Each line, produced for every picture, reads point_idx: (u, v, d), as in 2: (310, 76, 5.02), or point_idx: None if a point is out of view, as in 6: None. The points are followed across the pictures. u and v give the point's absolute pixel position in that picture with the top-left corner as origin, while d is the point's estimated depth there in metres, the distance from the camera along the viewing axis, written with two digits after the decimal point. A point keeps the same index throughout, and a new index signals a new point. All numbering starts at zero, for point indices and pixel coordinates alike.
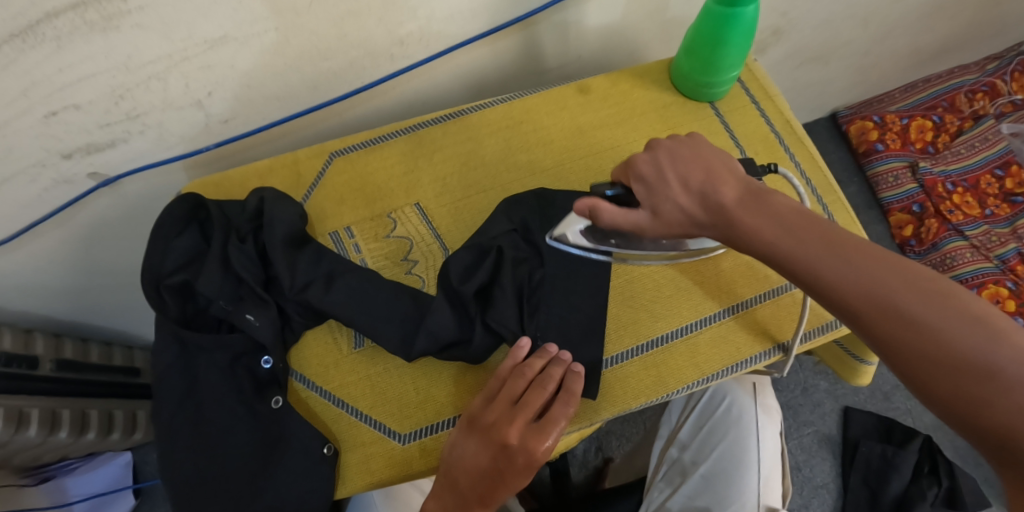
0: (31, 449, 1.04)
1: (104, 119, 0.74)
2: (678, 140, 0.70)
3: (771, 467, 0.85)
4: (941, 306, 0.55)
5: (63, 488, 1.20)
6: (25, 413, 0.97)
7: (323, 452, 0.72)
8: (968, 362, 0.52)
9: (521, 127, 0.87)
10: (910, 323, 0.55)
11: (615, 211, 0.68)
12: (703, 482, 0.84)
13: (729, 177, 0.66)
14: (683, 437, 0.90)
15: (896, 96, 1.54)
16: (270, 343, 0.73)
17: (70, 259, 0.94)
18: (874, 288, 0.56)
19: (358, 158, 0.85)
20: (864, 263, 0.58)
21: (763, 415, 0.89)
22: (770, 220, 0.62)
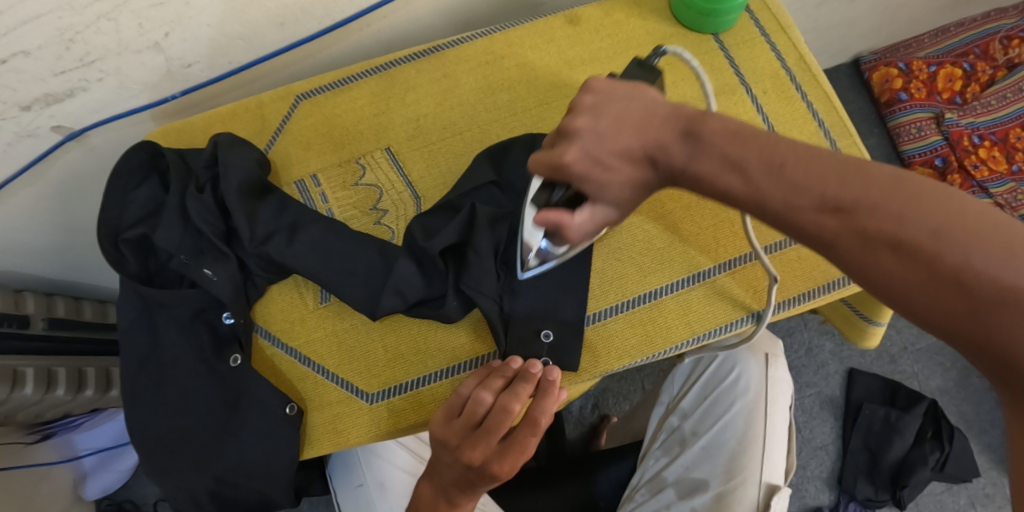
0: (30, 408, 0.99)
1: (58, 66, 0.69)
2: (586, 103, 0.59)
3: (780, 444, 0.74)
4: (924, 208, 0.47)
5: (71, 444, 1.18)
6: (21, 372, 0.93)
7: (285, 412, 0.69)
8: (955, 278, 0.45)
9: (503, 63, 0.81)
10: (891, 242, 0.48)
11: (585, 221, 0.60)
12: (701, 453, 0.77)
13: (663, 124, 0.57)
14: (685, 405, 0.83)
15: (925, 41, 1.43)
16: (229, 299, 0.69)
17: (47, 217, 0.90)
18: (843, 206, 0.49)
19: (326, 100, 0.79)
20: (827, 178, 0.50)
21: (775, 385, 0.78)
22: (712, 160, 0.54)
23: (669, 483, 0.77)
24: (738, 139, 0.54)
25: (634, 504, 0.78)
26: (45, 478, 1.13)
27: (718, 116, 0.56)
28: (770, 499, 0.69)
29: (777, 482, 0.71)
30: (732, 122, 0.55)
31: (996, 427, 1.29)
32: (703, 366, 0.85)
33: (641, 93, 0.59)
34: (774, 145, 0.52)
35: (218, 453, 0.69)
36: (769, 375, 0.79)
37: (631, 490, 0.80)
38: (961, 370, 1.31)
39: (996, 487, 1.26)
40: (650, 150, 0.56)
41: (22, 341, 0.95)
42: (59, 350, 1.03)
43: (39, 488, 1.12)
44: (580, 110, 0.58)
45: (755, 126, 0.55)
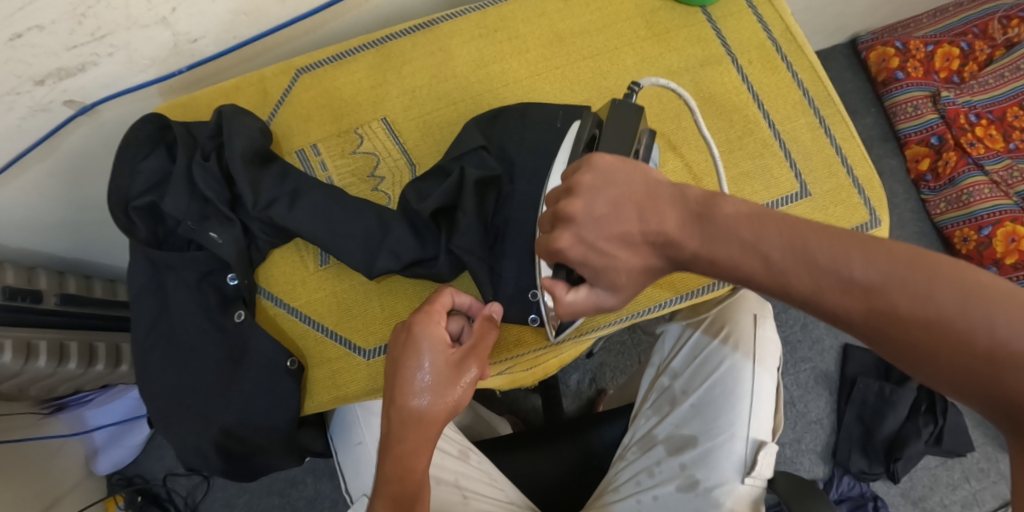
0: (44, 381, 1.04)
1: (70, 40, 0.71)
2: (585, 184, 0.56)
3: (767, 401, 0.76)
4: (946, 283, 0.47)
5: (81, 418, 1.21)
6: (33, 344, 0.97)
7: (287, 366, 0.74)
8: (987, 349, 0.46)
9: (496, 36, 0.83)
10: (917, 320, 0.48)
11: (576, 299, 0.60)
12: (691, 411, 0.79)
13: (670, 210, 0.55)
14: (675, 366, 0.84)
15: (923, 21, 1.47)
16: (234, 260, 0.73)
17: (61, 191, 0.93)
18: (869, 286, 0.49)
19: (325, 74, 0.82)
20: (850, 259, 0.50)
21: (764, 344, 0.79)
22: (730, 245, 0.53)
23: (660, 441, 0.79)
24: (754, 223, 0.52)
25: (624, 462, 0.80)
26: (59, 451, 1.17)
27: (731, 199, 0.54)
28: (758, 454, 0.73)
29: (764, 439, 0.74)
30: (741, 203, 0.54)
31: None
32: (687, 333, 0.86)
33: (642, 174, 0.56)
34: (792, 224, 0.51)
35: (225, 409, 0.73)
36: (758, 335, 0.80)
37: (622, 448, 0.82)
38: None
39: (991, 462, 1.29)
40: (652, 237, 0.55)
41: (36, 316, 0.98)
42: (75, 324, 1.06)
43: (54, 461, 1.16)
44: (578, 193, 0.56)
45: (766, 206, 0.54)
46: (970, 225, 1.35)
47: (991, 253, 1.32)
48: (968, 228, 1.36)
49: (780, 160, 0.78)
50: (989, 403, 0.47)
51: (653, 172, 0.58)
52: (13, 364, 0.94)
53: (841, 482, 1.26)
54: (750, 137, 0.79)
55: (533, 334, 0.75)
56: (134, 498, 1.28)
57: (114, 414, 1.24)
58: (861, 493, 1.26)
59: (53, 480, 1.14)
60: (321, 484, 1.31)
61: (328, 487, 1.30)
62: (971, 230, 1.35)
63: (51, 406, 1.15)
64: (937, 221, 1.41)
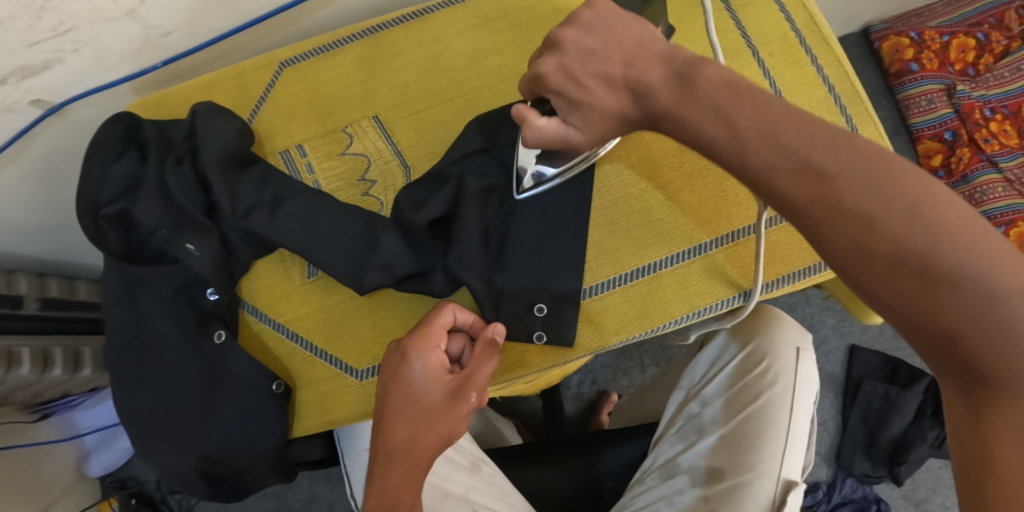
0: (28, 388, 0.98)
1: (31, 36, 0.65)
2: (581, 21, 0.56)
3: (801, 437, 0.72)
4: (935, 221, 0.44)
5: (72, 422, 1.15)
6: (16, 352, 0.91)
7: (272, 390, 0.68)
8: (923, 261, 0.43)
9: (496, 25, 0.77)
10: (889, 242, 0.44)
11: (548, 125, 0.58)
12: (719, 442, 0.74)
13: (654, 62, 0.54)
14: (707, 392, 0.79)
15: (937, 10, 1.40)
16: (210, 274, 0.67)
17: (35, 194, 0.86)
18: (824, 173, 0.46)
19: (309, 67, 0.76)
20: (814, 144, 0.47)
21: (805, 380, 0.74)
22: (698, 107, 0.51)
23: (683, 469, 0.75)
24: (731, 91, 0.51)
25: (643, 487, 0.77)
26: (48, 456, 1.12)
27: (719, 65, 0.53)
28: (787, 494, 0.68)
29: (794, 478, 0.69)
30: (728, 72, 0.52)
31: None
32: (727, 354, 0.81)
33: (637, 27, 0.55)
34: (766, 104, 0.49)
35: (207, 432, 0.67)
36: (799, 369, 0.75)
37: (643, 473, 0.79)
38: None
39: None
40: (631, 81, 0.54)
41: (18, 322, 0.92)
42: (55, 329, 1.00)
43: (45, 465, 1.11)
44: (571, 24, 0.56)
45: (749, 79, 0.51)
46: None
47: None
48: None
49: None
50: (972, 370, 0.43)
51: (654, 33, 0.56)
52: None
53: (844, 484, 1.22)
54: None
55: (536, 354, 0.70)
56: (128, 502, 1.22)
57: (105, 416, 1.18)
58: (864, 495, 1.22)
59: (44, 484, 1.08)
60: (317, 486, 1.23)
61: (325, 490, 1.23)
62: None
63: (40, 411, 1.09)
64: None
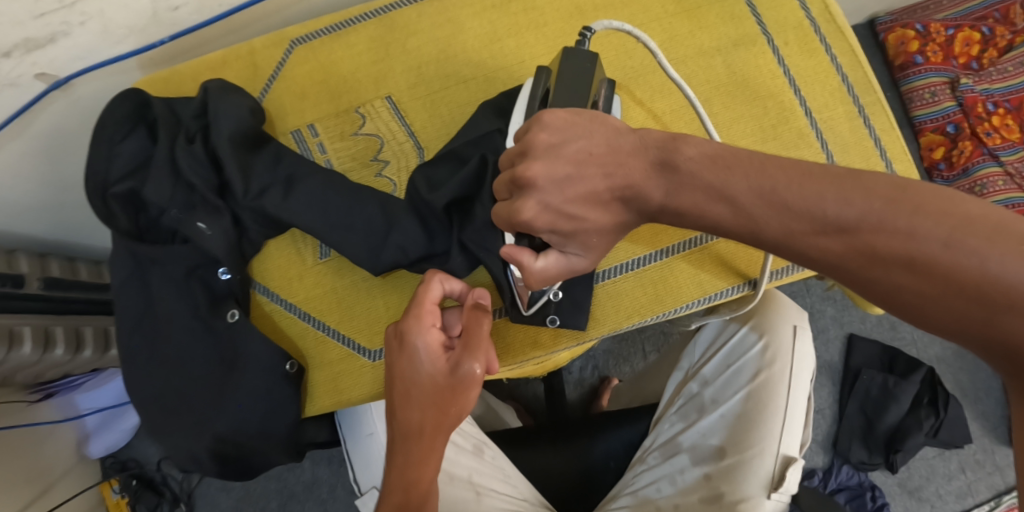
0: (29, 368, 0.98)
1: (37, 7, 0.64)
2: (541, 143, 0.52)
3: (799, 416, 0.72)
4: (930, 218, 0.44)
5: (72, 403, 1.14)
6: (16, 331, 0.90)
7: (285, 370, 0.68)
8: (974, 286, 0.43)
9: (511, 7, 0.76)
10: (900, 259, 0.45)
11: (547, 266, 0.57)
12: (720, 421, 0.75)
13: (634, 161, 0.52)
14: (705, 372, 0.80)
15: (944, 4, 1.41)
16: (223, 255, 0.67)
17: (37, 172, 0.86)
18: (846, 226, 0.46)
19: (321, 46, 0.76)
20: (824, 198, 0.47)
21: (801, 358, 0.75)
22: (694, 191, 0.51)
23: (684, 448, 0.75)
24: (720, 167, 0.50)
25: (645, 466, 0.77)
26: (50, 437, 1.11)
27: (693, 140, 0.52)
28: (785, 471, 0.69)
29: (794, 454, 0.70)
30: (709, 142, 0.52)
31: (991, 395, 1.29)
32: (725, 333, 0.82)
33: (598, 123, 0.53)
34: (763, 166, 0.49)
35: (219, 411, 0.67)
36: (795, 347, 0.75)
37: (643, 452, 0.79)
38: None
39: (987, 454, 1.26)
40: (620, 192, 0.53)
41: (20, 300, 0.92)
42: (59, 309, 0.99)
43: (46, 445, 1.10)
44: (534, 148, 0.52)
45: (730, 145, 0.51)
46: None
47: None
48: None
49: (816, 151, 0.73)
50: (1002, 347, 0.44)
51: (612, 121, 0.54)
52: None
53: (840, 471, 1.23)
54: (785, 126, 0.74)
55: (548, 336, 0.70)
56: (129, 482, 1.21)
57: (107, 397, 1.18)
58: (859, 482, 1.23)
59: (44, 466, 1.08)
60: (319, 468, 1.24)
61: (326, 471, 1.24)
62: None
63: (40, 392, 1.08)
64: None
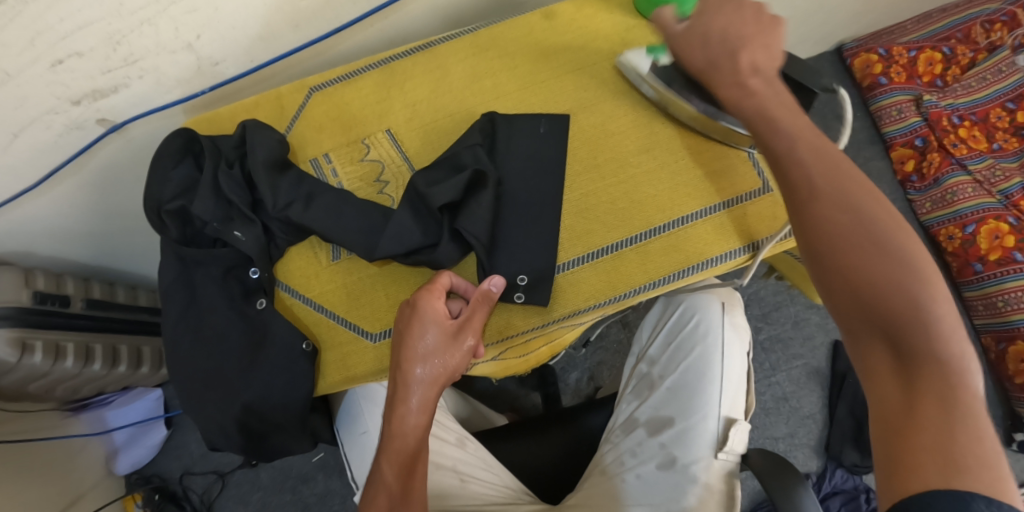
0: (70, 380, 1.13)
1: (105, 65, 0.80)
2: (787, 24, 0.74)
3: (735, 381, 0.86)
4: (875, 211, 0.63)
5: (102, 419, 1.27)
6: (61, 346, 1.05)
7: (302, 348, 0.81)
8: (880, 256, 0.61)
9: (488, 54, 0.91)
10: (846, 218, 0.64)
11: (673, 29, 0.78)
12: (668, 394, 0.87)
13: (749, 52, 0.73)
14: (652, 353, 0.92)
15: (908, 27, 1.54)
16: (255, 255, 0.81)
17: (90, 202, 1.01)
18: (820, 183, 0.66)
19: (335, 91, 0.91)
20: (819, 165, 0.67)
21: (732, 330, 0.89)
22: (751, 108, 0.72)
23: (641, 423, 0.87)
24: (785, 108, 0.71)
25: (610, 446, 0.88)
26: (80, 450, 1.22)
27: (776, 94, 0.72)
28: (729, 431, 0.82)
29: (734, 416, 0.84)
30: (788, 101, 0.72)
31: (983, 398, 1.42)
32: (666, 317, 0.95)
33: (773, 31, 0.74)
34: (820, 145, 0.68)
35: (248, 384, 0.80)
36: (725, 323, 0.89)
37: (608, 432, 0.90)
38: None
39: None
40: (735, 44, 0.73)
41: (62, 318, 1.06)
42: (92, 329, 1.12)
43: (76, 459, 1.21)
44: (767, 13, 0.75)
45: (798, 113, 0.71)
46: (955, 222, 1.41)
47: (975, 249, 1.38)
48: (952, 226, 1.42)
49: (744, 159, 0.85)
50: (880, 324, 0.59)
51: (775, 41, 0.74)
52: (7, 357, 0.97)
53: (835, 474, 1.31)
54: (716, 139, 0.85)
55: (517, 315, 0.82)
56: (152, 496, 1.35)
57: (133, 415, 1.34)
58: (854, 485, 1.30)
59: (76, 477, 1.19)
60: (331, 480, 1.39)
61: (337, 484, 1.38)
62: (956, 228, 1.41)
63: (77, 405, 1.24)
64: (924, 220, 1.47)
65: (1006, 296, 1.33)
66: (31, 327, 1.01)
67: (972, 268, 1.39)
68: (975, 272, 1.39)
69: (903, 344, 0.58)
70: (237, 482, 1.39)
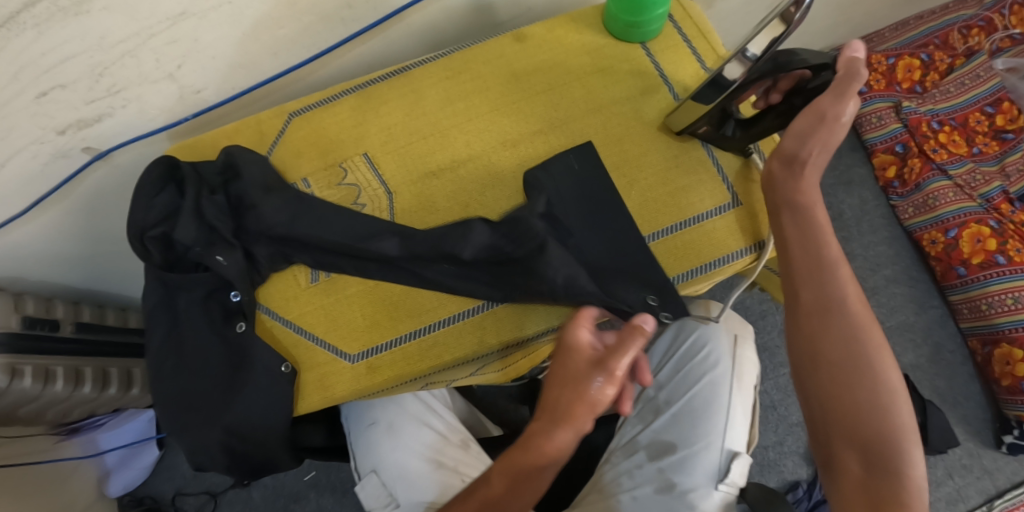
0: (61, 403, 1.13)
1: (89, 96, 0.82)
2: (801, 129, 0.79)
3: (740, 414, 0.88)
4: (861, 310, 0.73)
5: (94, 441, 1.28)
6: (52, 370, 1.06)
7: (282, 370, 0.82)
8: (861, 355, 0.71)
9: (460, 78, 0.93)
10: (837, 313, 0.73)
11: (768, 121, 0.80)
12: (671, 420, 0.90)
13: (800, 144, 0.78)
14: (659, 377, 0.95)
15: (887, 35, 1.59)
16: (235, 279, 0.81)
17: (78, 227, 1.03)
18: (822, 275, 0.74)
19: (313, 116, 0.92)
20: (823, 253, 0.75)
21: (740, 363, 0.92)
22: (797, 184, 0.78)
23: (641, 446, 0.90)
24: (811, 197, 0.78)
25: (610, 465, 0.91)
26: (72, 473, 1.23)
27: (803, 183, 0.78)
28: (730, 463, 0.85)
29: (737, 449, 0.86)
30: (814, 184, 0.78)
31: (970, 399, 1.43)
32: (676, 341, 0.96)
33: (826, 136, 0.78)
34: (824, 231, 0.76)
35: (228, 409, 0.80)
36: (735, 354, 0.92)
37: (609, 452, 0.93)
38: (932, 345, 1.46)
39: (974, 458, 1.39)
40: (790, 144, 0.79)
41: (50, 342, 1.08)
42: (86, 352, 1.15)
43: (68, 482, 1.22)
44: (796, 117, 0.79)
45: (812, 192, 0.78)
46: (937, 227, 1.43)
47: (958, 253, 1.40)
48: (935, 231, 1.44)
49: (713, 175, 0.87)
50: (850, 419, 0.70)
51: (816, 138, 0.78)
52: None
53: None
54: (684, 155, 0.88)
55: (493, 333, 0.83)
56: None
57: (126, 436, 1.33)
58: None
59: (68, 499, 1.20)
60: (323, 498, 1.39)
61: (329, 501, 1.39)
62: (939, 232, 1.43)
63: (66, 429, 1.23)
64: (908, 225, 1.50)
65: (991, 299, 1.35)
66: (20, 353, 1.01)
67: (956, 271, 1.41)
68: (959, 276, 1.41)
69: (869, 440, 0.69)
70: (229, 502, 1.40)
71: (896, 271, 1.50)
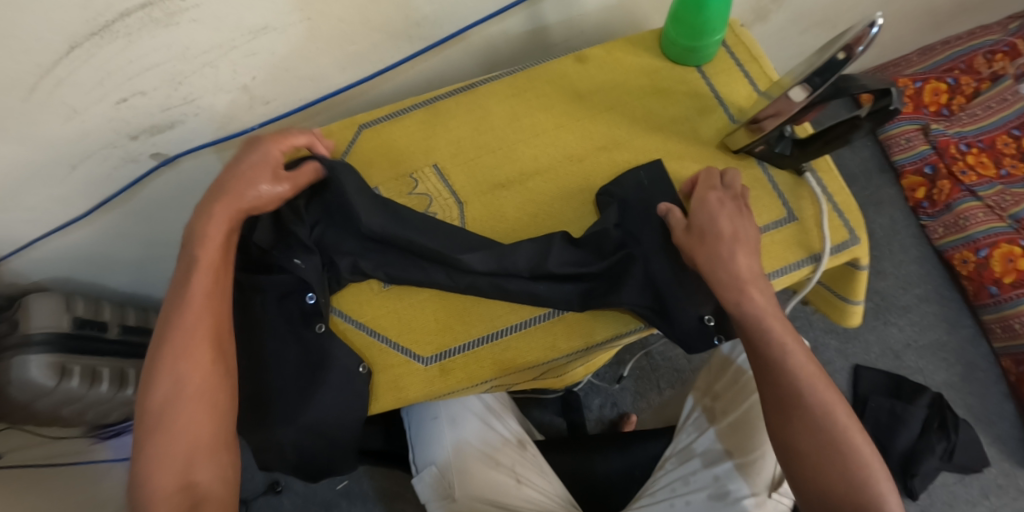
0: (102, 405, 1.15)
1: (165, 103, 0.85)
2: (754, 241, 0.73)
3: None
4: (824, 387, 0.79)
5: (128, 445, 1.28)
6: (97, 371, 1.09)
7: (359, 370, 0.84)
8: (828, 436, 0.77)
9: (525, 95, 0.97)
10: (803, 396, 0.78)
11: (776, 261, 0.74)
12: (727, 430, 0.94)
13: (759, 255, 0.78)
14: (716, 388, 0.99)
15: (912, 59, 1.61)
16: (314, 282, 0.84)
17: (134, 232, 1.06)
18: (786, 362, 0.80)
19: (383, 129, 0.95)
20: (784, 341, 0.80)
21: None
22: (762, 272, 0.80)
23: (697, 453, 0.93)
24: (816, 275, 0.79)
25: (664, 470, 0.94)
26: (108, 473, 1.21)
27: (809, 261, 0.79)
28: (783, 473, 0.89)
29: None
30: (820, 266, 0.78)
31: (1004, 419, 1.42)
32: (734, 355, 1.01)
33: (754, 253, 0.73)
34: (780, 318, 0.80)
35: (297, 409, 0.82)
36: None
37: (663, 458, 0.96)
38: (966, 364, 1.45)
39: (1009, 478, 1.37)
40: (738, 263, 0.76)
41: (98, 344, 1.10)
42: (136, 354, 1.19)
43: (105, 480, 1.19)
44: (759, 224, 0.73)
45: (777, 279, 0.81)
46: (968, 247, 1.44)
47: (990, 273, 1.40)
48: (966, 250, 1.45)
49: (767, 189, 0.90)
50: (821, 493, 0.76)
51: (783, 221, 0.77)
52: (44, 381, 1.00)
53: None
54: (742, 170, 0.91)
55: (564, 337, 0.85)
56: None
57: None
58: None
59: None
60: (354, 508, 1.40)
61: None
62: (970, 252, 1.44)
63: (105, 433, 1.25)
64: (938, 245, 1.51)
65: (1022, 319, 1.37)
66: (70, 353, 1.05)
67: (988, 291, 1.41)
68: (992, 295, 1.41)
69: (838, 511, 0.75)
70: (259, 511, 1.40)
71: (927, 290, 1.50)
